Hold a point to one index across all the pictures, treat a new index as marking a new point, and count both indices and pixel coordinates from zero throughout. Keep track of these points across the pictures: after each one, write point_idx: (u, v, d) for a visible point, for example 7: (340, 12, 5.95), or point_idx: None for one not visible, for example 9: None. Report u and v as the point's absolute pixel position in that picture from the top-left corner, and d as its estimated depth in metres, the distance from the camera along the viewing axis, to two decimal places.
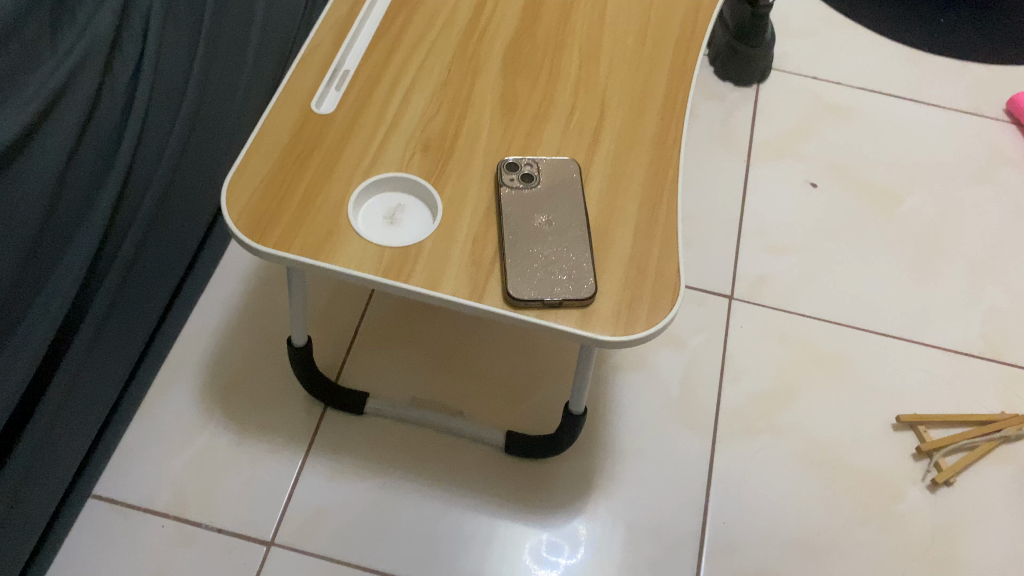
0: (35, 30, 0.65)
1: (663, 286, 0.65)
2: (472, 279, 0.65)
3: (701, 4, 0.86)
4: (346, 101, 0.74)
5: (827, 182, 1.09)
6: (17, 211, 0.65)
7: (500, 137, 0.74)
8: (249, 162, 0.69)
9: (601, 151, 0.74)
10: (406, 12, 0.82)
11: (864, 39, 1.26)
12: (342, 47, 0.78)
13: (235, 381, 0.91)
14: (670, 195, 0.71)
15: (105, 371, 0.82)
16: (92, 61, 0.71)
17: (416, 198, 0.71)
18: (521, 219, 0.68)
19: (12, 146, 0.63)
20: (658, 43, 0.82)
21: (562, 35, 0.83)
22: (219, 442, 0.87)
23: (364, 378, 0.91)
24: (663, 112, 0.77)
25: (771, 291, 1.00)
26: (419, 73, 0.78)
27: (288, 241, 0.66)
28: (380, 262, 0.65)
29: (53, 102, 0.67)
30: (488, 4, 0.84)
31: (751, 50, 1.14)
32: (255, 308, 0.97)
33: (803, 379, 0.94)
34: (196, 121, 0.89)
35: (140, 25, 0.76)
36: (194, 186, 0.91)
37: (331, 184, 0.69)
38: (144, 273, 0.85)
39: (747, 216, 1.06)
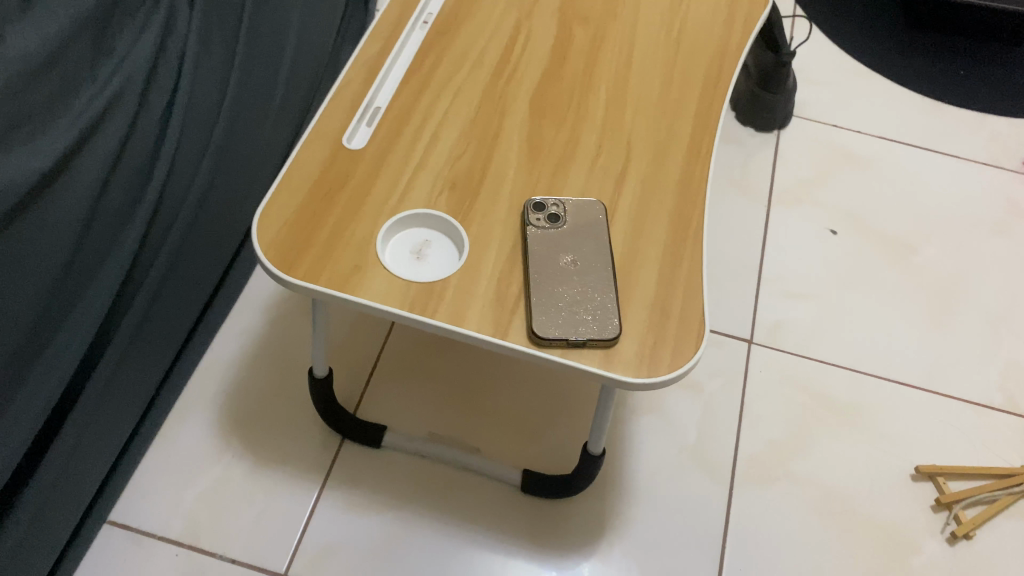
0: (75, 60, 0.67)
1: (687, 330, 0.65)
2: (496, 316, 0.65)
3: (727, 51, 0.87)
4: (376, 137, 0.76)
5: (846, 230, 1.10)
6: (52, 235, 0.67)
7: (526, 178, 0.75)
8: (280, 195, 0.70)
9: (626, 194, 0.74)
10: (437, 53, 0.83)
11: (884, 89, 1.27)
12: (374, 85, 0.79)
13: (253, 410, 0.91)
14: (695, 239, 0.71)
15: (127, 397, 0.83)
16: (130, 91, 0.73)
17: (443, 234, 0.72)
18: (546, 258, 0.68)
19: (50, 171, 0.65)
20: (683, 87, 0.83)
21: (589, 78, 0.84)
22: (235, 471, 0.87)
23: (382, 412, 0.91)
24: (688, 156, 0.77)
25: (790, 337, 1.00)
26: (448, 112, 0.79)
27: (316, 273, 0.66)
28: (406, 297, 0.66)
29: (91, 130, 0.69)
30: (517, 46, 0.86)
31: (772, 97, 1.15)
32: (275, 338, 0.97)
33: (821, 427, 0.93)
34: (227, 151, 0.90)
35: (176, 58, 0.79)
36: (222, 215, 0.93)
37: (360, 218, 0.70)
38: (169, 300, 0.86)
39: (766, 260, 1.06)
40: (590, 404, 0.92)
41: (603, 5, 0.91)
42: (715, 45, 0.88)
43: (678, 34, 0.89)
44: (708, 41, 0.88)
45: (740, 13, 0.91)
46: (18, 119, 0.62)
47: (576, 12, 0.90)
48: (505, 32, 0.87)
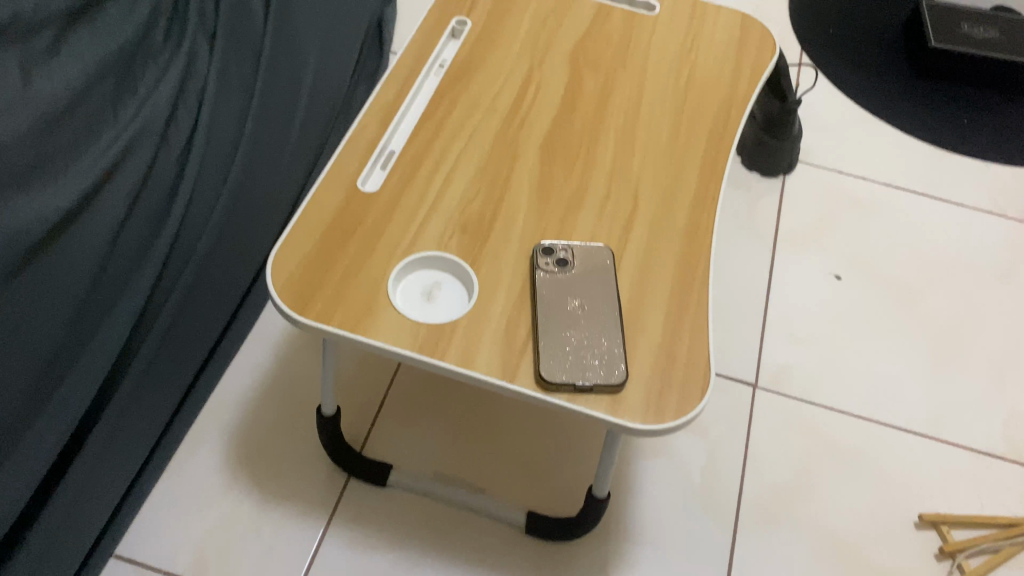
0: (97, 102, 0.72)
1: (692, 376, 0.66)
2: (505, 359, 0.66)
3: (734, 99, 0.89)
4: (390, 181, 0.77)
5: (850, 276, 1.11)
6: (72, 271, 0.68)
7: (536, 222, 0.76)
8: (295, 236, 0.72)
9: (633, 239, 0.76)
10: (450, 98, 0.85)
11: (889, 136, 1.29)
12: (388, 129, 0.81)
13: (260, 446, 0.92)
14: (701, 285, 0.72)
15: (138, 431, 0.84)
16: (150, 132, 0.76)
17: (454, 276, 0.73)
18: (555, 302, 0.70)
19: (73, 209, 0.67)
20: (691, 134, 0.85)
21: (599, 124, 0.85)
22: (242, 506, 0.88)
23: (388, 450, 0.91)
24: (695, 203, 0.79)
25: (794, 382, 1.00)
26: (461, 157, 0.81)
27: (329, 313, 0.68)
28: (416, 338, 0.67)
29: (113, 169, 0.72)
30: (529, 93, 0.87)
31: (778, 143, 1.17)
32: (284, 373, 0.98)
33: (825, 473, 0.93)
34: (243, 189, 0.92)
35: (195, 101, 0.82)
36: (237, 251, 0.94)
37: (373, 260, 0.71)
38: (182, 335, 0.88)
39: (771, 304, 1.07)
40: (595, 446, 0.92)
41: (613, 53, 0.93)
42: (723, 93, 0.89)
43: (686, 81, 0.90)
44: (717, 90, 0.90)
45: (747, 62, 0.93)
46: (42, 159, 0.66)
47: (587, 60, 0.92)
48: (518, 79, 0.89)
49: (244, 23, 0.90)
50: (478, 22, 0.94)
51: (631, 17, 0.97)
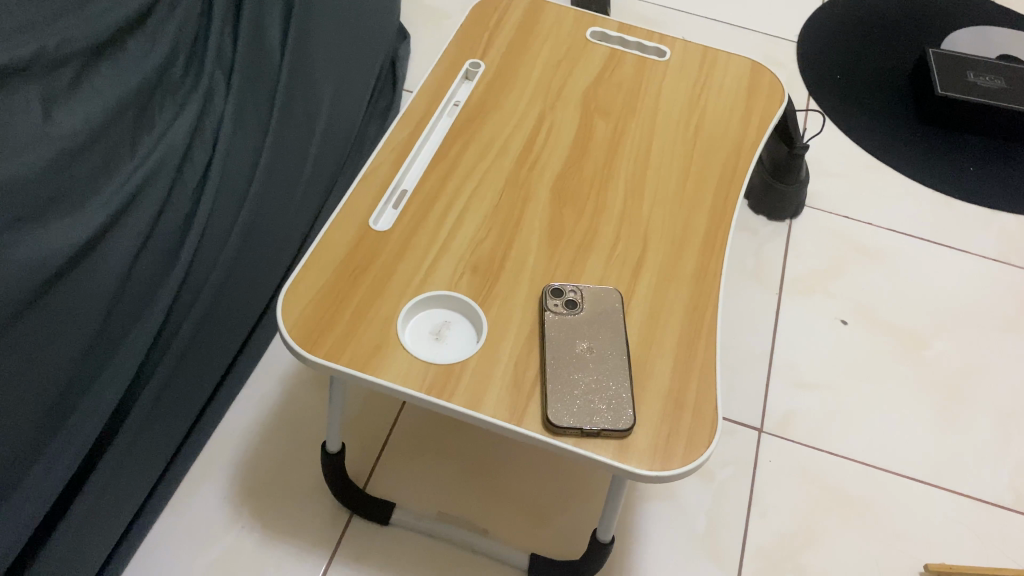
0: (117, 137, 0.74)
1: (700, 423, 0.66)
2: (513, 402, 0.66)
3: (743, 147, 0.90)
4: (401, 220, 0.78)
5: (858, 321, 1.11)
6: (87, 301, 0.70)
7: (545, 264, 0.77)
8: (306, 274, 0.73)
9: (642, 283, 0.76)
10: (462, 140, 0.87)
11: (896, 182, 1.29)
12: (401, 168, 0.82)
13: (263, 481, 0.91)
14: (709, 331, 0.73)
15: (146, 461, 0.84)
16: (165, 168, 0.78)
17: (463, 316, 0.73)
18: (563, 344, 0.70)
19: (89, 241, 0.69)
20: (700, 181, 0.86)
21: (609, 167, 0.86)
22: (245, 542, 0.87)
23: (392, 489, 0.91)
24: (704, 249, 0.79)
25: (801, 427, 0.99)
26: (471, 199, 0.81)
27: (338, 352, 0.68)
28: (425, 380, 0.67)
29: (128, 203, 0.74)
30: (540, 136, 0.89)
31: (784, 189, 1.17)
32: (289, 409, 0.98)
33: (831, 522, 0.92)
34: (258, 221, 0.93)
35: (211, 137, 0.85)
36: (250, 282, 0.95)
37: (383, 300, 0.72)
38: (192, 366, 0.88)
39: (778, 348, 1.07)
40: (601, 489, 0.92)
41: (624, 99, 0.94)
42: (732, 140, 0.90)
43: (695, 127, 0.91)
44: (725, 137, 0.91)
45: (755, 110, 0.94)
46: (60, 193, 0.67)
47: (598, 104, 0.93)
48: (530, 122, 0.90)
49: (261, 62, 0.92)
50: (491, 65, 0.95)
51: (641, 62, 0.99)
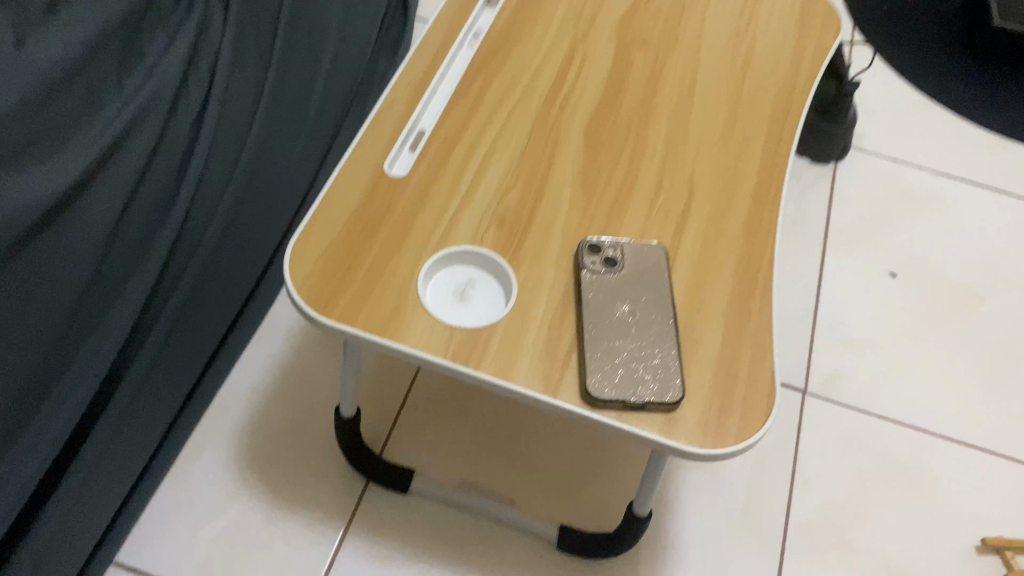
0: (103, 68, 0.66)
1: (754, 397, 0.60)
2: (546, 372, 0.60)
3: (796, 83, 0.81)
4: (419, 165, 0.71)
5: (908, 274, 1.03)
6: (72, 258, 0.63)
7: (580, 216, 0.69)
8: (316, 226, 0.65)
9: (688, 236, 0.68)
10: (485, 74, 0.78)
11: (947, 121, 1.20)
12: (418, 106, 0.74)
13: (272, 445, 0.86)
14: (763, 292, 0.66)
15: (147, 425, 0.78)
16: (158, 104, 0.71)
17: (489, 274, 0.66)
18: (602, 307, 0.63)
19: (72, 189, 0.62)
20: (750, 123, 0.77)
21: (649, 105, 0.78)
22: (253, 512, 0.81)
23: (410, 455, 0.85)
24: (755, 199, 0.72)
25: (847, 388, 0.93)
26: (496, 141, 0.73)
27: (352, 314, 0.61)
28: (449, 346, 0.60)
29: (116, 145, 0.66)
30: (571, 70, 0.80)
31: (832, 127, 1.07)
32: (298, 368, 0.91)
33: (878, 492, 0.86)
34: (259, 166, 0.86)
35: (209, 68, 0.76)
36: (253, 229, 0.88)
37: (401, 257, 0.65)
38: (192, 325, 0.81)
39: (822, 301, 1.00)
40: (633, 456, 0.85)
41: (664, 27, 0.85)
42: (783, 77, 0.81)
43: (743, 62, 0.82)
44: (776, 71, 0.82)
45: (808, 42, 0.85)
46: (37, 133, 0.59)
47: (634, 34, 0.84)
48: (559, 54, 0.81)
49: None
50: None
51: None
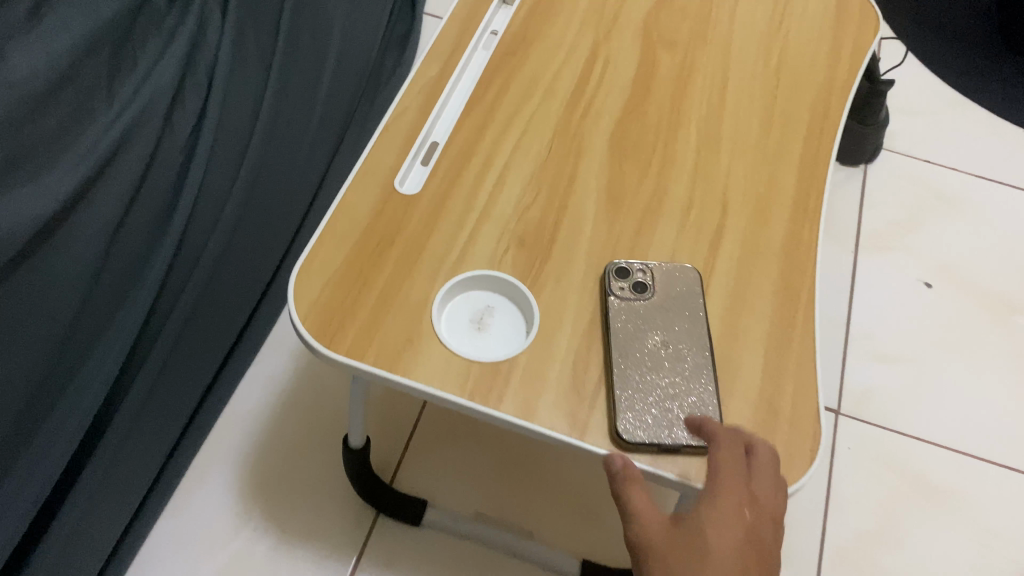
0: (92, 78, 0.61)
1: (798, 435, 0.55)
2: (573, 411, 0.55)
3: (833, 86, 0.76)
4: (432, 181, 0.66)
5: (943, 284, 0.99)
6: (58, 287, 0.59)
7: (605, 234, 0.64)
8: (321, 248, 0.60)
9: (723, 258, 0.64)
10: (501, 79, 0.73)
11: (980, 118, 1.14)
12: (430, 116, 0.69)
13: (276, 472, 0.82)
14: (805, 318, 0.61)
15: (145, 454, 0.74)
16: (152, 116, 0.66)
17: (509, 300, 0.62)
18: (632, 338, 0.58)
19: (58, 214, 0.57)
20: (785, 129, 0.72)
21: (677, 111, 0.73)
22: (257, 545, 0.77)
23: (422, 483, 0.81)
24: (794, 215, 0.66)
25: (880, 407, 0.89)
26: (515, 152, 0.68)
27: (362, 348, 0.56)
28: (467, 382, 0.55)
29: (106, 163, 0.62)
30: (594, 73, 0.75)
31: (860, 129, 1.02)
32: (304, 388, 0.87)
33: (915, 519, 0.83)
34: (261, 176, 0.81)
35: (207, 75, 0.71)
36: (256, 242, 0.83)
37: (413, 281, 0.60)
38: (193, 346, 0.77)
39: (854, 315, 0.96)
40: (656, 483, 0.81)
41: (691, 27, 0.79)
42: (820, 79, 0.76)
43: (777, 63, 0.77)
44: (812, 74, 0.76)
45: (845, 41, 0.80)
46: (19, 154, 0.55)
47: (660, 33, 0.78)
48: (580, 55, 0.76)
49: None
50: None
51: None
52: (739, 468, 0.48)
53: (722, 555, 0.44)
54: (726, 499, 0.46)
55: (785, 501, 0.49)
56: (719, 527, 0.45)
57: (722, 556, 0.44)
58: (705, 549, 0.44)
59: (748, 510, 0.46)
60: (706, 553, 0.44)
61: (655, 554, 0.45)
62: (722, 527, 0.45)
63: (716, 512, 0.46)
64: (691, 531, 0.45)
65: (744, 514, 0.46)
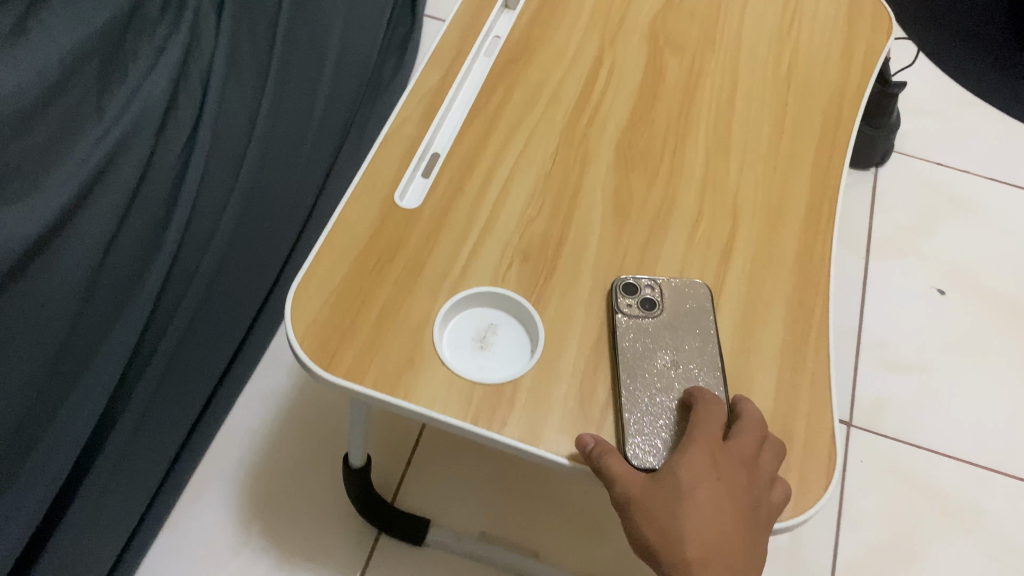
0: (81, 91, 0.59)
1: (813, 460, 0.53)
2: (580, 435, 0.53)
3: (846, 91, 0.74)
4: (434, 193, 0.64)
5: (956, 290, 0.97)
6: (48, 309, 0.57)
7: (612, 247, 0.62)
8: (319, 265, 0.58)
9: (733, 271, 0.62)
10: (504, 87, 0.71)
11: (993, 118, 1.12)
12: (431, 125, 0.67)
13: (276, 491, 0.80)
14: (819, 336, 0.59)
15: (141, 473, 0.73)
16: (144, 129, 0.64)
17: (513, 318, 0.60)
18: (640, 358, 0.55)
19: (46, 234, 0.56)
20: (797, 137, 0.70)
21: (685, 118, 0.70)
22: (257, 565, 0.76)
23: (425, 501, 0.79)
24: (806, 226, 0.64)
25: (894, 419, 0.87)
26: (518, 163, 0.66)
27: (361, 369, 0.54)
28: (470, 404, 0.54)
29: (97, 179, 0.60)
30: (600, 79, 0.73)
31: (872, 133, 1.00)
32: (304, 404, 0.85)
33: (932, 534, 0.81)
34: (258, 186, 0.79)
35: (201, 85, 0.69)
36: (253, 254, 0.82)
37: (414, 299, 0.58)
38: (188, 362, 0.76)
39: (866, 323, 0.94)
40: None
41: (699, 30, 0.77)
42: (832, 83, 0.74)
43: (788, 68, 0.75)
44: (824, 78, 0.74)
45: (858, 44, 0.78)
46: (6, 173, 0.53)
47: (668, 37, 0.76)
48: (585, 61, 0.74)
49: None
50: None
51: None
52: (713, 414, 0.50)
53: (696, 492, 0.46)
54: (698, 443, 0.48)
55: (771, 460, 0.50)
56: (690, 466, 0.47)
57: (695, 491, 0.46)
58: (679, 490, 0.46)
59: (722, 452, 0.48)
60: (681, 493, 0.46)
61: (636, 504, 0.47)
62: (695, 467, 0.47)
63: (688, 454, 0.48)
64: (667, 477, 0.47)
65: (717, 455, 0.48)
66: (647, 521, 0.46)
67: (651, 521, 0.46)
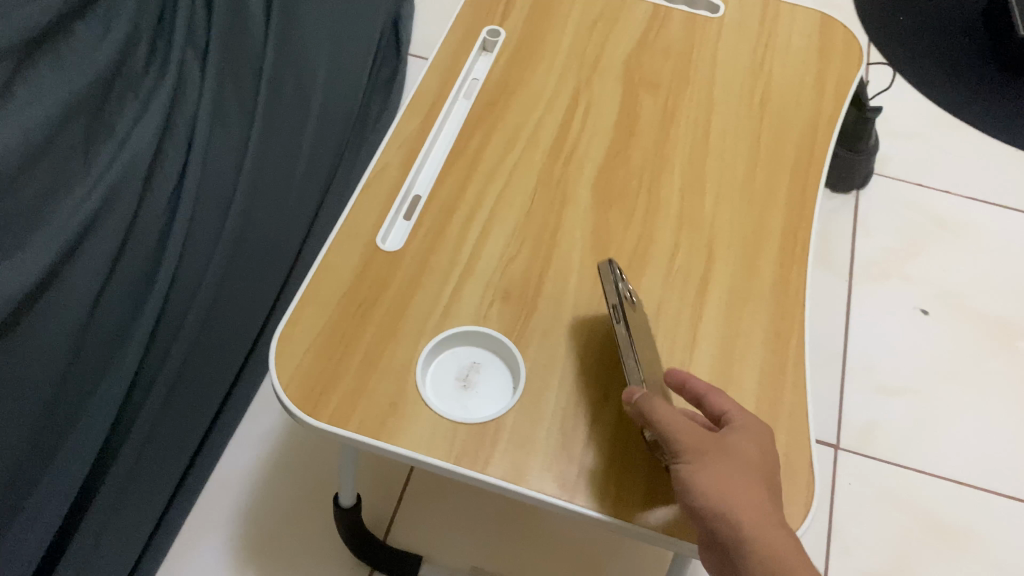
0: (68, 149, 0.61)
1: (793, 490, 0.54)
2: (562, 472, 0.54)
3: (819, 123, 0.75)
4: (415, 237, 0.65)
5: (940, 312, 0.98)
6: (38, 362, 0.58)
7: (592, 285, 0.64)
8: (303, 312, 0.60)
9: (711, 305, 0.63)
10: (484, 129, 0.73)
11: (973, 140, 1.14)
12: (413, 169, 0.69)
13: (269, 533, 0.81)
14: (796, 367, 0.60)
15: (134, 520, 0.73)
16: (131, 181, 0.65)
17: (495, 356, 0.61)
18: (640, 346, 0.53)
19: (35, 289, 0.57)
20: (772, 170, 0.71)
21: (661, 154, 0.72)
22: None
23: (416, 539, 0.80)
24: (782, 258, 0.66)
25: (882, 441, 0.88)
26: (498, 204, 0.68)
27: (345, 415, 0.55)
28: (453, 445, 0.54)
29: (84, 234, 0.61)
30: (576, 118, 0.74)
31: (849, 157, 1.02)
32: (299, 446, 0.86)
33: (921, 557, 0.81)
34: (245, 231, 0.81)
35: (186, 137, 0.72)
36: (242, 297, 0.83)
37: (397, 342, 0.59)
38: (180, 406, 0.77)
39: (851, 347, 0.95)
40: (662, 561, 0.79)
41: (674, 67, 0.79)
42: (805, 116, 0.75)
43: (761, 102, 0.76)
44: (798, 111, 0.76)
45: (830, 76, 0.79)
46: None
47: (643, 74, 0.78)
48: (563, 101, 0.76)
49: (240, 34, 0.78)
50: (513, 32, 0.81)
51: (691, 20, 0.83)
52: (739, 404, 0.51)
53: (759, 465, 0.46)
54: (753, 422, 0.48)
55: None
56: (756, 441, 0.47)
57: (760, 466, 0.46)
58: (750, 458, 0.46)
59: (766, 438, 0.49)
60: (750, 460, 0.46)
61: (707, 454, 0.45)
62: (756, 442, 0.47)
63: (747, 431, 0.47)
64: (732, 441, 0.46)
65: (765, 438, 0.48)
66: (719, 480, 0.44)
67: (723, 480, 0.44)
